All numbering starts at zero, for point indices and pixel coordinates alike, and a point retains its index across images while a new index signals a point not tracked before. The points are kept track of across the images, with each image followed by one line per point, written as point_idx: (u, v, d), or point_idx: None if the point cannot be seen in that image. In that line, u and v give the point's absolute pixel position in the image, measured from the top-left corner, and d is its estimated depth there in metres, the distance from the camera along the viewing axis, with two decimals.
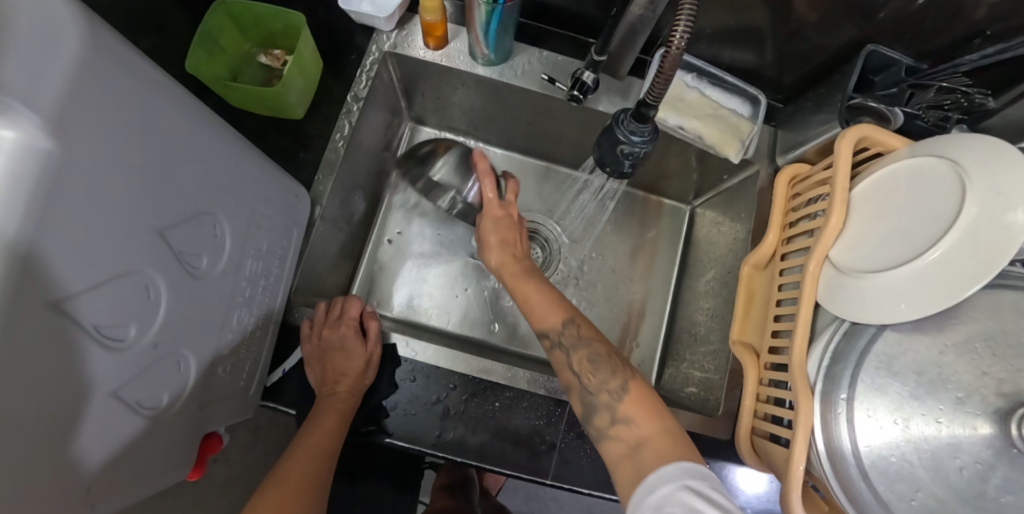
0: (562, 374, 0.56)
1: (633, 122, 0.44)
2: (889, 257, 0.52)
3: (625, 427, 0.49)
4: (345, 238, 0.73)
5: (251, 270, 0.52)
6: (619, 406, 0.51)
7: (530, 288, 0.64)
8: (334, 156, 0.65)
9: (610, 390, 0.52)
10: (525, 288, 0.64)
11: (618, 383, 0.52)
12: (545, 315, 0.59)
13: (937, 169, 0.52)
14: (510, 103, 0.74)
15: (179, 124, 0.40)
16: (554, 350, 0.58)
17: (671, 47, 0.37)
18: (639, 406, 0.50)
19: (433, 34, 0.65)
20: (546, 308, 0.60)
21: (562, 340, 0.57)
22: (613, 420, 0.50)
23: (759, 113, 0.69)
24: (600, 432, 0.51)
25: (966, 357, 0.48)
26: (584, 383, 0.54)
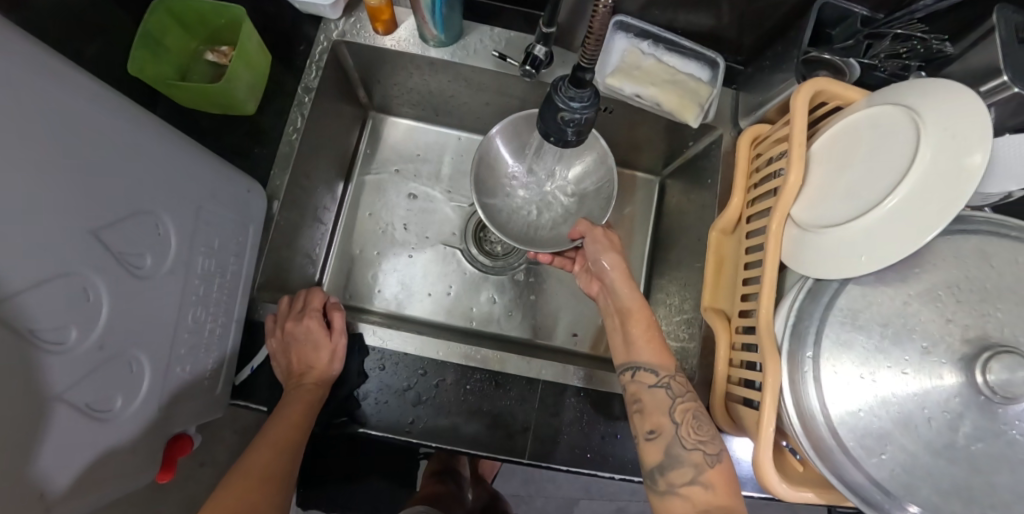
0: (652, 414, 0.53)
1: (571, 88, 0.44)
2: (848, 210, 0.51)
3: (701, 491, 0.49)
4: (311, 232, 0.73)
5: (203, 269, 0.51)
6: (705, 470, 0.50)
7: (628, 291, 0.61)
8: (288, 150, 0.64)
9: (706, 452, 0.51)
10: (628, 289, 0.61)
11: (715, 448, 0.51)
12: (645, 350, 0.57)
13: (892, 117, 0.51)
14: (468, 85, 0.73)
15: (110, 121, 0.39)
16: (638, 381, 0.55)
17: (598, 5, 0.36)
18: (722, 478, 0.50)
19: (380, 18, 0.64)
20: (655, 350, 0.56)
21: (669, 386, 0.54)
22: (693, 479, 0.50)
23: (718, 76, 0.68)
24: (670, 486, 0.50)
25: (931, 306, 0.48)
26: (682, 436, 0.51)
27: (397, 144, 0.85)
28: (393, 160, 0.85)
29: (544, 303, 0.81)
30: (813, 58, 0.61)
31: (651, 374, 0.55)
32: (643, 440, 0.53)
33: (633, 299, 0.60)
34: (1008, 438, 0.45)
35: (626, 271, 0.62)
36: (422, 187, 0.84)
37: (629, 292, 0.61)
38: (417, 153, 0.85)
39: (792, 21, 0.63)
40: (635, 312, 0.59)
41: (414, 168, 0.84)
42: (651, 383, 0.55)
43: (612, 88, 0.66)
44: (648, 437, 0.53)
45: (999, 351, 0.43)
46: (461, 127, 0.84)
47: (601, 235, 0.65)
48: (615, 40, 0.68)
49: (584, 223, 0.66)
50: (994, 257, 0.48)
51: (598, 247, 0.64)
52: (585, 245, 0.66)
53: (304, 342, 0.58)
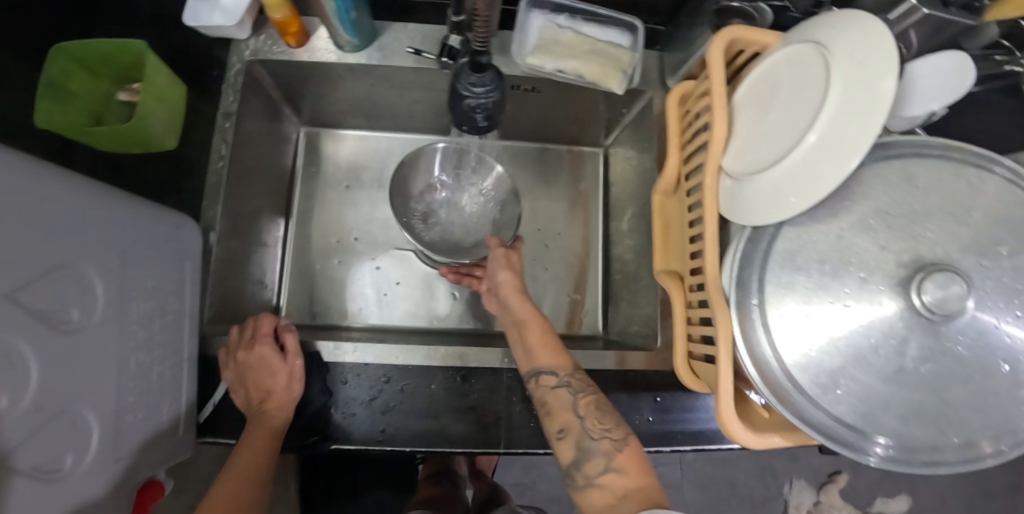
0: (557, 415, 0.54)
1: (472, 73, 0.43)
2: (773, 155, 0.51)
3: (616, 478, 0.50)
4: (258, 259, 0.72)
5: (139, 312, 0.50)
6: (615, 456, 0.51)
7: (519, 303, 0.64)
8: (217, 179, 0.63)
9: (613, 439, 0.52)
10: (520, 301, 0.64)
11: (619, 433, 0.52)
12: (542, 354, 0.58)
13: (806, 55, 0.51)
14: (392, 85, 0.72)
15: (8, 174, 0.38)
16: (542, 385, 0.56)
17: None
18: (634, 461, 0.51)
19: (290, 31, 0.64)
20: (552, 353, 0.58)
21: (570, 382, 0.56)
22: (605, 469, 0.50)
23: (638, 40, 0.68)
24: (586, 479, 0.51)
25: (865, 236, 0.48)
26: (587, 429, 0.52)
27: (333, 155, 0.83)
28: (331, 172, 0.83)
29: None
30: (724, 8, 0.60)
31: (553, 376, 0.56)
32: (555, 440, 0.54)
33: (525, 309, 0.63)
34: (955, 354, 0.45)
35: (517, 285, 0.66)
36: (366, 195, 0.83)
37: (521, 304, 0.64)
38: (355, 162, 0.84)
39: None
40: (528, 321, 0.62)
41: (354, 178, 0.83)
42: (553, 385, 0.56)
43: (533, 67, 0.67)
44: (558, 436, 0.54)
45: (931, 271, 0.44)
46: (397, 129, 0.83)
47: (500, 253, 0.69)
48: (530, 19, 0.67)
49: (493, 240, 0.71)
50: (919, 179, 0.48)
51: (496, 261, 0.69)
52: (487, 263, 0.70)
53: (260, 371, 0.58)
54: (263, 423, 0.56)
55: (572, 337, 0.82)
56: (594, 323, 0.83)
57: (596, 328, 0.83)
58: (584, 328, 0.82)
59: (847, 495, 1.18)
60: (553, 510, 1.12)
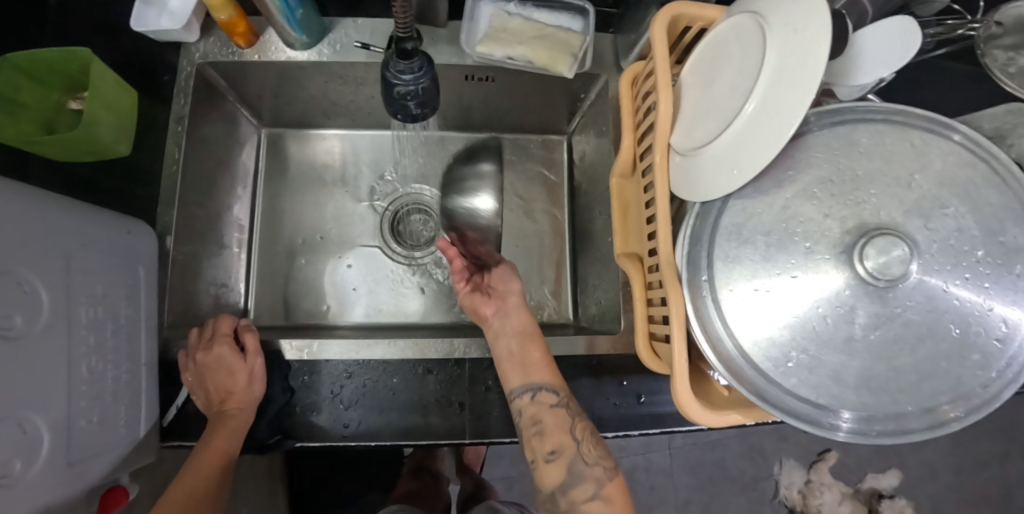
0: (551, 435, 0.56)
1: (399, 60, 0.42)
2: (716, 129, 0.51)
3: (602, 505, 0.54)
4: (220, 262, 0.72)
5: (88, 317, 0.50)
6: (604, 484, 0.55)
7: (518, 313, 0.64)
8: (171, 184, 0.63)
9: (604, 467, 0.56)
10: (522, 313, 0.64)
11: (608, 465, 0.56)
12: (542, 371, 0.59)
13: (746, 26, 0.50)
14: (346, 81, 0.72)
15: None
16: (538, 403, 0.57)
17: None
18: (619, 492, 0.56)
19: (237, 32, 0.64)
20: (551, 372, 0.59)
21: (567, 406, 0.57)
22: (594, 495, 0.55)
23: (589, 23, 0.68)
24: (573, 504, 0.55)
25: (810, 204, 0.47)
26: (584, 454, 0.55)
27: (295, 156, 0.83)
28: (295, 171, 0.83)
29: None
30: None
31: (552, 395, 0.57)
32: (543, 461, 0.56)
33: (528, 324, 0.63)
34: (903, 320, 0.44)
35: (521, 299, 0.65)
36: (329, 193, 0.82)
37: (522, 314, 0.64)
38: (317, 162, 0.83)
39: None
40: (534, 335, 0.62)
41: (316, 177, 0.83)
42: (552, 403, 0.57)
43: (484, 55, 0.66)
44: (548, 458, 0.56)
45: (874, 235, 0.43)
46: (357, 126, 0.83)
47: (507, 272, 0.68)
48: (480, 8, 0.68)
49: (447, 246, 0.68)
50: (862, 144, 0.48)
51: (506, 278, 0.68)
52: (493, 275, 0.68)
53: (224, 372, 0.59)
54: (223, 422, 0.57)
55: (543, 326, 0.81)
56: (565, 310, 0.83)
57: (567, 316, 0.82)
58: (555, 316, 0.82)
59: (837, 473, 1.18)
60: None
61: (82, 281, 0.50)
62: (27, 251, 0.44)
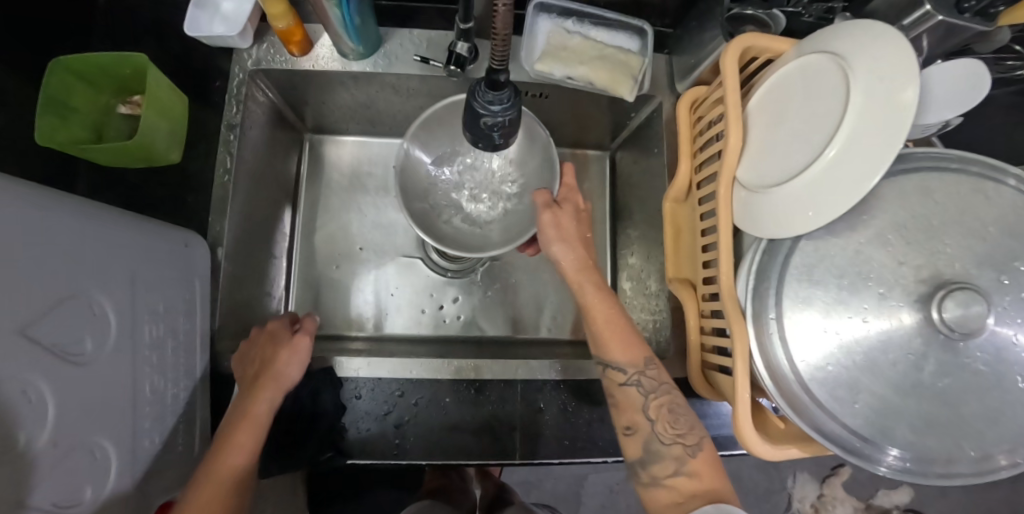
0: (626, 412, 0.53)
1: (489, 91, 0.42)
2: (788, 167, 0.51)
3: (687, 480, 0.50)
4: (264, 270, 0.71)
5: (151, 336, 0.50)
6: (687, 461, 0.50)
7: (580, 286, 0.58)
8: (222, 193, 0.62)
9: (685, 444, 0.51)
10: (581, 284, 0.58)
11: (692, 438, 0.51)
12: (614, 351, 0.54)
13: (821, 66, 0.51)
14: (397, 92, 0.71)
15: (19, 202, 0.37)
16: (610, 379, 0.54)
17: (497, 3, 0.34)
18: (706, 465, 0.50)
19: (292, 40, 0.63)
20: (624, 347, 0.54)
21: (640, 382, 0.53)
22: (676, 471, 0.51)
23: (647, 44, 0.67)
24: (653, 479, 0.51)
25: (884, 251, 0.47)
26: (660, 433, 0.51)
27: (337, 163, 0.82)
28: (335, 178, 0.82)
29: (511, 298, 0.81)
30: (736, 16, 0.60)
31: (620, 373, 0.54)
32: (623, 435, 0.53)
33: (589, 295, 0.57)
34: (971, 369, 0.45)
35: (578, 262, 0.58)
36: (371, 201, 0.81)
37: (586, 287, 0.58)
38: (359, 169, 0.82)
39: None
40: (593, 309, 0.56)
41: (358, 185, 0.82)
42: (621, 382, 0.53)
43: (542, 73, 0.65)
44: (626, 433, 0.53)
45: (954, 288, 0.43)
46: (398, 134, 0.82)
47: (548, 221, 0.59)
48: (538, 24, 0.67)
49: (542, 194, 0.59)
50: (937, 193, 0.48)
51: (552, 239, 0.59)
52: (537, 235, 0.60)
53: (274, 360, 0.56)
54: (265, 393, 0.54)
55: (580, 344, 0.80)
56: None
57: None
58: None
59: (850, 488, 1.21)
60: (561, 508, 1.14)
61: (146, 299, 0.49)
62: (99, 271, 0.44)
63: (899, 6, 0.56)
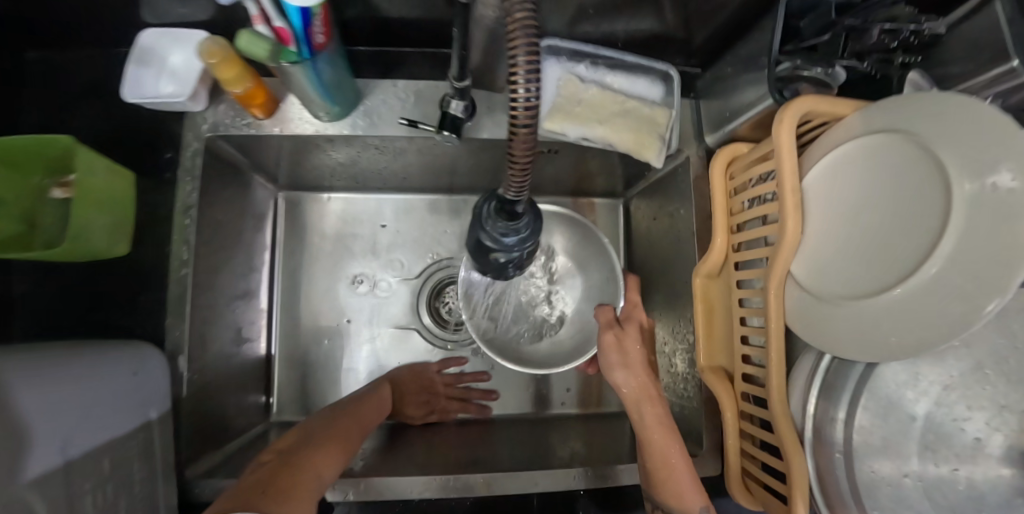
0: None
1: (502, 218, 0.32)
2: (867, 277, 0.43)
3: None
4: (240, 360, 0.63)
5: (103, 501, 0.41)
6: None
7: (645, 417, 0.52)
8: (181, 290, 0.53)
9: None
10: (644, 415, 0.52)
11: None
12: (668, 493, 0.49)
13: (897, 149, 0.42)
14: (384, 151, 0.61)
15: None
16: None
17: (517, 107, 0.26)
18: None
19: (254, 101, 0.52)
20: (677, 495, 0.49)
21: None
22: None
23: (673, 93, 0.58)
24: None
25: (980, 391, 0.40)
26: None
27: (317, 223, 0.72)
28: (314, 241, 0.72)
29: (518, 370, 0.73)
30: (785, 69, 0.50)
31: None
32: None
33: (649, 427, 0.52)
34: None
35: (643, 391, 0.53)
36: (358, 266, 0.72)
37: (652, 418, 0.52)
38: (343, 229, 0.72)
39: (753, 20, 0.53)
40: (653, 447, 0.51)
41: (343, 247, 0.72)
42: None
43: (552, 132, 0.55)
44: None
45: None
46: (386, 189, 0.73)
47: (611, 343, 0.55)
48: (546, 68, 0.56)
49: (605, 313, 0.57)
50: None
51: (613, 357, 0.55)
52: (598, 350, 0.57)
53: (363, 405, 0.55)
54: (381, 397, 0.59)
55: (595, 417, 0.72)
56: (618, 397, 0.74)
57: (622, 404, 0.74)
58: (608, 404, 0.74)
59: None
60: None
61: (91, 461, 0.40)
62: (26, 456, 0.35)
63: (980, 59, 0.46)
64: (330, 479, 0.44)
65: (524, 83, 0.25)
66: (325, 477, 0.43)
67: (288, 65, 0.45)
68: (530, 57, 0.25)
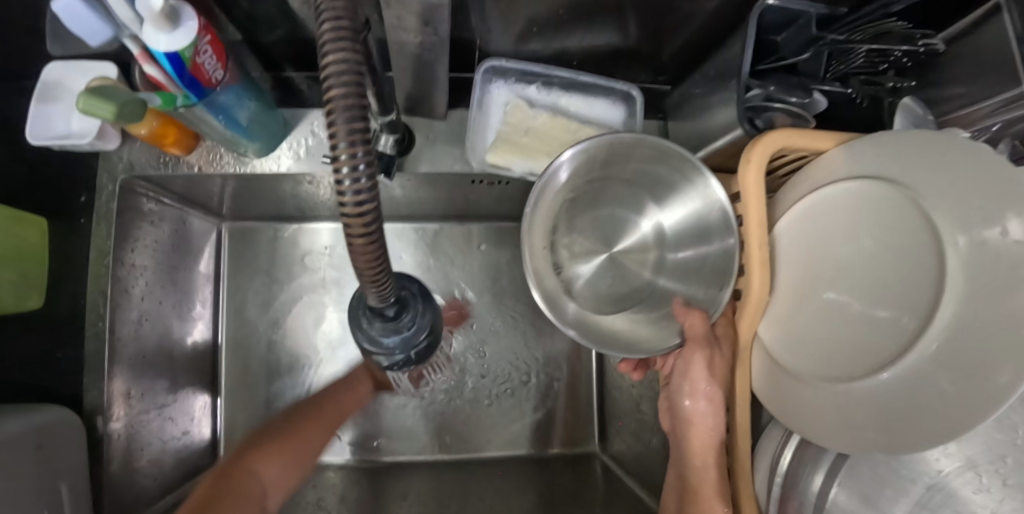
0: None
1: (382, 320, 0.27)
2: (852, 352, 0.37)
3: None
4: (179, 405, 0.60)
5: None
6: None
7: (704, 463, 0.41)
8: (98, 345, 0.49)
9: None
10: (707, 461, 0.41)
11: None
12: None
13: (884, 200, 0.36)
14: (321, 185, 0.56)
15: None
16: None
17: (346, 211, 0.20)
18: None
19: (166, 140, 0.47)
20: None
21: None
22: None
23: (637, 116, 0.52)
24: None
25: (969, 490, 0.35)
26: None
27: (267, 252, 0.69)
28: (263, 272, 0.68)
29: (478, 410, 0.68)
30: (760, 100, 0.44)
31: None
32: None
33: (705, 477, 0.41)
34: None
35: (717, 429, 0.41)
36: (308, 299, 0.68)
37: (708, 471, 0.41)
38: (293, 260, 0.68)
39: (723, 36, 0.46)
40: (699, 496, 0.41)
41: (292, 278, 0.68)
42: None
43: (498, 166, 0.49)
44: None
45: None
46: (337, 216, 0.68)
47: (699, 363, 0.40)
48: (492, 92, 0.51)
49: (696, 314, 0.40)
50: None
51: (699, 374, 0.40)
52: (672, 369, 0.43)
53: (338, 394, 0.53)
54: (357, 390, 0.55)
55: (564, 457, 0.68)
56: (588, 435, 0.69)
57: (592, 444, 0.69)
58: (579, 443, 0.69)
59: None
60: None
61: None
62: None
63: (987, 81, 0.40)
64: (274, 485, 0.40)
65: (350, 184, 0.20)
66: (268, 490, 0.39)
67: (180, 109, 0.40)
68: (352, 149, 0.19)
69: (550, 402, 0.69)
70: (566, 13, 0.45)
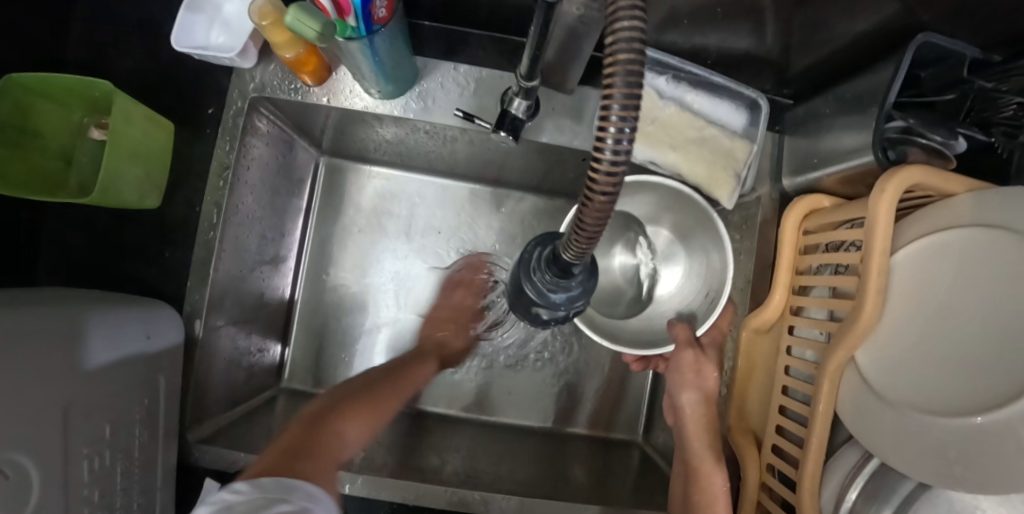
0: None
1: (553, 276, 0.28)
2: (953, 390, 0.38)
3: None
4: (257, 323, 0.62)
5: (90, 470, 0.40)
6: None
7: (701, 443, 0.51)
8: (206, 254, 0.51)
9: None
10: (704, 441, 0.51)
11: None
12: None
13: (1012, 252, 0.36)
14: (431, 135, 0.57)
15: None
16: None
17: (596, 168, 0.21)
18: None
19: (306, 69, 0.48)
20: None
21: None
22: None
23: (758, 125, 0.52)
24: None
25: None
26: None
27: (355, 195, 0.70)
28: (347, 210, 0.70)
29: (530, 381, 0.70)
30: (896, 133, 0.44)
31: None
32: None
33: (701, 450, 0.50)
34: None
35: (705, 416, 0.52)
36: (390, 245, 0.70)
37: (705, 445, 0.51)
38: (376, 205, 0.70)
39: (866, 62, 0.47)
40: (702, 466, 0.49)
41: (377, 223, 0.70)
42: None
43: None
44: None
45: None
46: (429, 169, 0.69)
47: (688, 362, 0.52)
48: None
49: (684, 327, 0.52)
50: None
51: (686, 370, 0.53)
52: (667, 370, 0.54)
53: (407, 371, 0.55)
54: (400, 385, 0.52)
55: (606, 441, 0.70)
56: (631, 424, 0.71)
57: (634, 433, 0.71)
58: (620, 429, 0.71)
59: None
60: None
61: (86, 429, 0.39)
62: (22, 426, 0.33)
63: None
64: (354, 443, 0.42)
65: (611, 145, 0.20)
66: (348, 442, 0.41)
67: (346, 40, 0.41)
68: (627, 110, 0.20)
69: (599, 384, 0.71)
70: (720, 10, 0.44)
